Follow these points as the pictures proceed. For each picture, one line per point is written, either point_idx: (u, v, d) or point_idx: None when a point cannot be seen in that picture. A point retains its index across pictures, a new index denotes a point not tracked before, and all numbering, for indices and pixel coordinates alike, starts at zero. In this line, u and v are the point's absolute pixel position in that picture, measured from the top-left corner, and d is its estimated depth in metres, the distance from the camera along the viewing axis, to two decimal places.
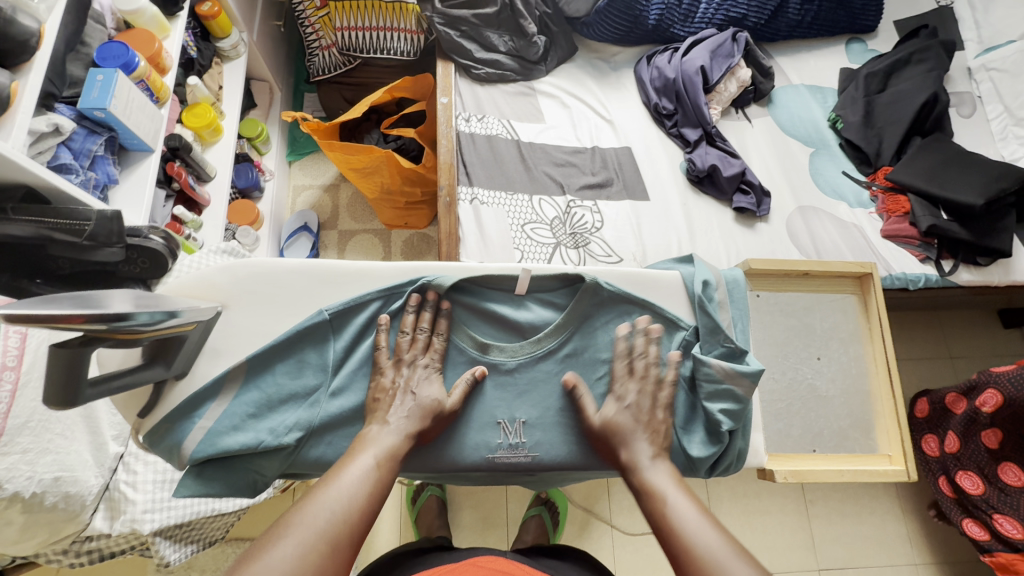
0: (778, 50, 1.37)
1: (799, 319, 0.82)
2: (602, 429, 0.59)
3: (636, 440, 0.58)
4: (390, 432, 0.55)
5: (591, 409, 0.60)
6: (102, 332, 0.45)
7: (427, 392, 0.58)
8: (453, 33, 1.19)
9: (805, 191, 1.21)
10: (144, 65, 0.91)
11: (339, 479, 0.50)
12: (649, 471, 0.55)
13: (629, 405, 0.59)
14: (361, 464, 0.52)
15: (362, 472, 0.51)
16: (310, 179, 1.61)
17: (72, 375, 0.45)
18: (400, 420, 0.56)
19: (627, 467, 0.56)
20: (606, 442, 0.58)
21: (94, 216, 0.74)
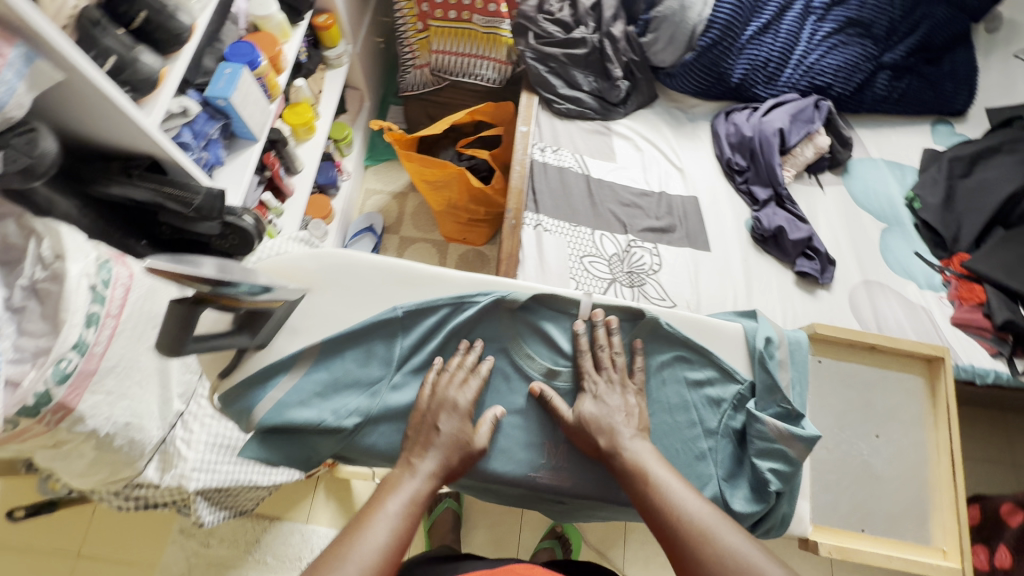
0: (860, 122, 1.36)
1: (859, 392, 0.80)
2: (577, 425, 0.60)
3: (614, 424, 0.59)
4: (417, 477, 0.55)
5: (563, 409, 0.61)
6: (208, 294, 0.51)
7: (448, 427, 0.58)
8: (542, 68, 1.25)
9: (873, 266, 1.18)
10: (264, 65, 1.00)
11: (367, 528, 0.50)
12: (631, 450, 0.57)
13: (601, 398, 0.61)
14: (389, 512, 0.52)
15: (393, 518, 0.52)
16: (381, 184, 1.70)
17: (183, 327, 0.50)
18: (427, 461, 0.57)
19: (606, 451, 0.58)
20: (585, 437, 0.59)
21: (203, 191, 0.81)
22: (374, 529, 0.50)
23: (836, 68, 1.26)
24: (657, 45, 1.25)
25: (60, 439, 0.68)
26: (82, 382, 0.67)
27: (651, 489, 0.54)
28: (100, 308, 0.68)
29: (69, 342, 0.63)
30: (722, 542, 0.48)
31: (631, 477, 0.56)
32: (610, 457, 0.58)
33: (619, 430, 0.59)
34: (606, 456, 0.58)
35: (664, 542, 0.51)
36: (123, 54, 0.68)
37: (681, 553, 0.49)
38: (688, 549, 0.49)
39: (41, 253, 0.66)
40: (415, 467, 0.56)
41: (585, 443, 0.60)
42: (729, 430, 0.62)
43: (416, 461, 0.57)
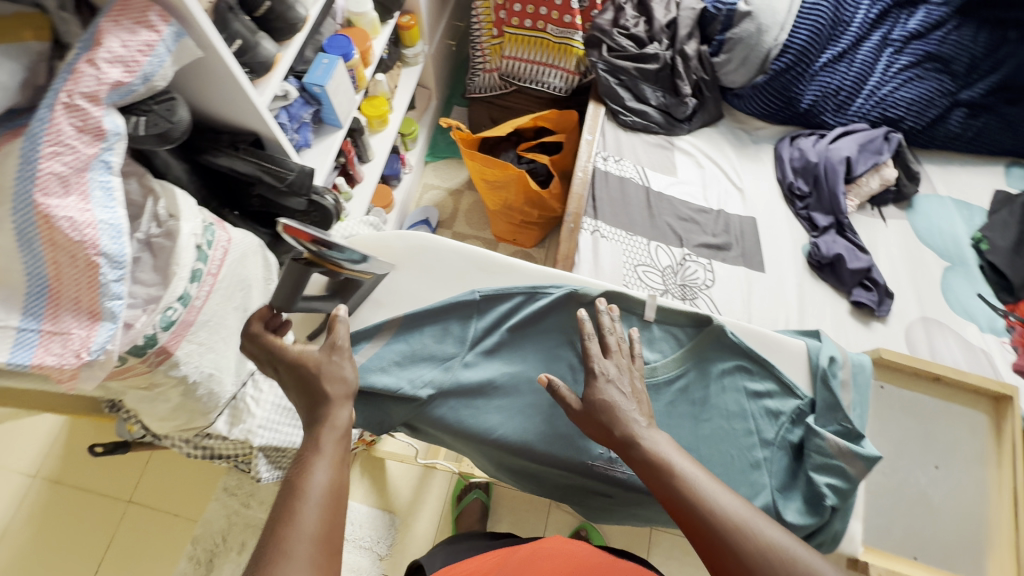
0: (929, 158, 1.34)
1: (922, 422, 0.79)
2: (586, 408, 0.58)
3: (626, 411, 0.57)
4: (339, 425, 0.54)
5: (571, 399, 0.59)
6: (317, 258, 0.56)
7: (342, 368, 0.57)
8: (612, 80, 1.29)
9: (932, 303, 1.16)
10: (356, 58, 1.08)
11: (310, 484, 0.49)
12: (648, 440, 0.55)
13: (614, 380, 0.59)
14: (325, 464, 0.51)
15: (326, 470, 0.50)
16: (439, 180, 1.76)
17: (297, 284, 0.58)
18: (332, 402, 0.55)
19: (624, 440, 0.55)
20: (596, 422, 0.57)
21: (297, 169, 0.88)
22: (312, 479, 0.49)
23: (910, 102, 1.25)
24: (729, 65, 1.28)
25: (154, 382, 0.75)
26: (182, 331, 0.73)
27: (680, 482, 0.52)
28: (203, 265, 0.75)
29: (176, 294, 0.70)
30: (764, 535, 0.48)
31: (653, 470, 0.54)
32: (628, 446, 0.55)
33: (626, 418, 0.57)
34: (622, 445, 0.56)
35: (702, 536, 0.49)
36: (247, 38, 0.75)
37: (722, 545, 0.49)
38: (725, 541, 0.48)
39: (157, 211, 0.73)
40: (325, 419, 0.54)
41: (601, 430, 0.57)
42: (786, 442, 0.63)
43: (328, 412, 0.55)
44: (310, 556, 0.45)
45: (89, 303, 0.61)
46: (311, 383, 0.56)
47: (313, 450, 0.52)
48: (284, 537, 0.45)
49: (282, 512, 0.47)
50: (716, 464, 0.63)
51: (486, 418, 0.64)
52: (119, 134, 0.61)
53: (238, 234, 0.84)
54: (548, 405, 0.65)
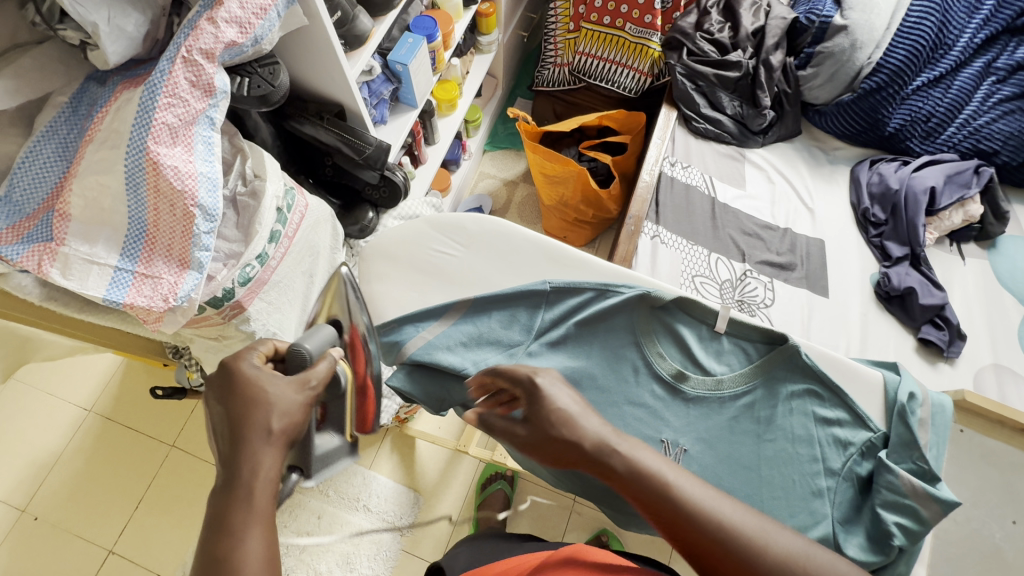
0: (1020, 197, 1.26)
1: (997, 473, 0.75)
2: (536, 431, 0.51)
3: (584, 420, 0.50)
4: (265, 472, 0.42)
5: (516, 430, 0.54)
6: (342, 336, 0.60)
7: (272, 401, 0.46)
8: (689, 85, 1.27)
9: (1008, 350, 1.09)
10: (439, 41, 1.09)
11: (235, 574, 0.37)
12: (609, 452, 0.48)
13: (561, 392, 0.53)
14: (253, 533, 0.39)
15: (258, 538, 0.39)
16: (495, 170, 1.77)
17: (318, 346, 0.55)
18: (252, 439, 0.43)
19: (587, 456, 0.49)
20: (553, 440, 0.50)
21: (375, 143, 0.89)
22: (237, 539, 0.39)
23: (1006, 138, 1.17)
24: (815, 80, 1.24)
25: (225, 334, 0.78)
26: (257, 288, 0.76)
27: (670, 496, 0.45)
28: (281, 227, 0.77)
29: (255, 252, 0.73)
30: (781, 544, 0.43)
31: (637, 482, 0.47)
32: (602, 457, 0.48)
33: (574, 438, 0.50)
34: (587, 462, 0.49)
35: (717, 555, 0.43)
36: (347, 11, 0.76)
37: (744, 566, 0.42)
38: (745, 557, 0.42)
39: (243, 171, 0.76)
40: (243, 457, 0.42)
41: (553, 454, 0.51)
42: (853, 474, 0.61)
43: (246, 448, 0.43)
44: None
45: (180, 252, 0.64)
46: (234, 421, 0.44)
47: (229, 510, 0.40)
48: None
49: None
50: (776, 486, 0.61)
51: None
52: (225, 92, 0.64)
53: (314, 201, 0.87)
54: (608, 405, 0.65)
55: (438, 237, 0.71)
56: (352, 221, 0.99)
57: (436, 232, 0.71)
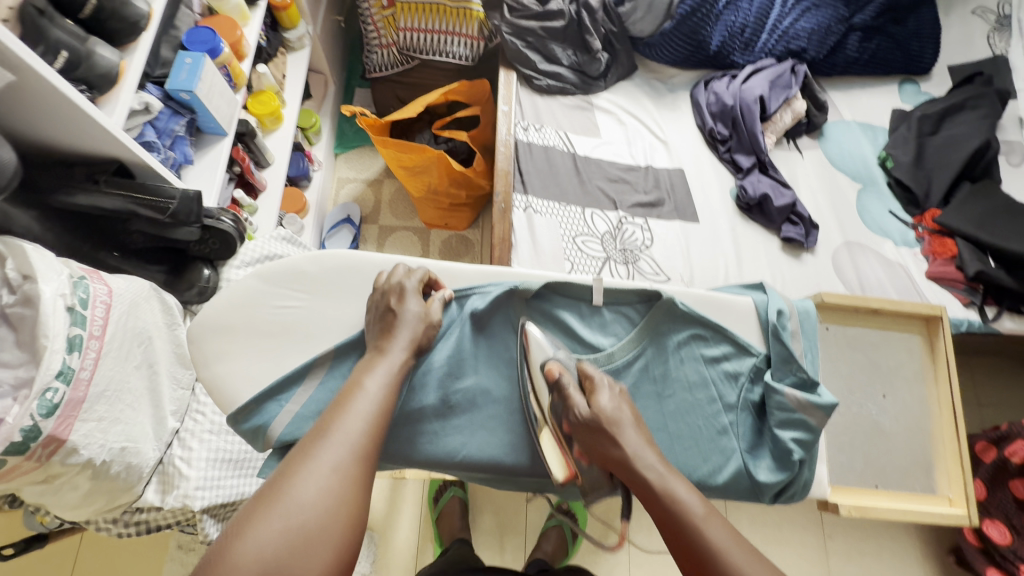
0: (833, 85, 1.39)
1: (866, 354, 0.83)
2: (591, 418, 0.55)
3: (624, 429, 0.54)
4: (397, 352, 0.55)
5: (579, 401, 0.56)
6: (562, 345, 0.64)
7: (411, 308, 0.58)
8: (519, 43, 1.21)
9: (853, 227, 1.22)
10: (227, 52, 0.93)
11: (349, 411, 0.49)
12: (654, 473, 0.52)
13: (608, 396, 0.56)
14: (380, 375, 0.52)
15: (384, 377, 0.52)
16: (354, 173, 1.64)
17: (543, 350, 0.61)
18: (397, 341, 0.55)
19: (620, 465, 0.53)
20: (598, 441, 0.54)
21: (178, 195, 0.76)
22: (365, 395, 0.50)
23: (811, 32, 1.28)
24: (636, 14, 1.23)
25: (54, 474, 0.63)
26: (72, 412, 0.61)
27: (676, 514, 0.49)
28: (82, 330, 0.62)
29: (52, 371, 0.58)
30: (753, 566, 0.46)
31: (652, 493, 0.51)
32: (627, 466, 0.52)
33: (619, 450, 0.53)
34: (621, 469, 0.53)
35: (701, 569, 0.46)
36: (76, 48, 0.61)
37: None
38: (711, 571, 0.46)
39: (6, 275, 0.59)
40: (385, 348, 0.54)
41: (597, 460, 0.55)
42: (748, 403, 0.63)
43: (386, 342, 0.55)
44: (342, 455, 0.46)
45: None
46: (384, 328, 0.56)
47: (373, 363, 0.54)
48: (322, 437, 0.46)
49: (328, 420, 0.48)
50: (686, 438, 0.62)
51: (447, 441, 0.60)
52: None
53: (121, 282, 0.72)
54: (511, 414, 0.62)
55: (274, 291, 0.61)
56: (185, 285, 0.86)
57: (269, 285, 0.61)
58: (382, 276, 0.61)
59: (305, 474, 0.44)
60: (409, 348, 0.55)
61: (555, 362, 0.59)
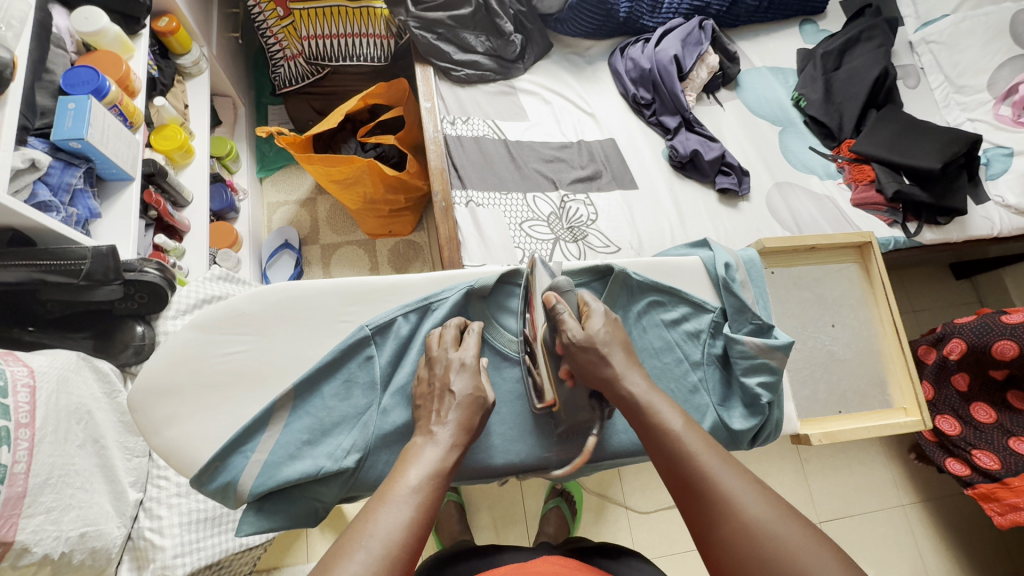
0: (739, 36, 1.44)
1: (810, 290, 0.88)
2: (585, 340, 0.56)
3: (612, 353, 0.57)
4: (436, 445, 0.50)
5: (571, 323, 0.57)
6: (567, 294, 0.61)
7: (462, 386, 0.54)
8: (429, 36, 1.17)
9: (780, 169, 1.28)
10: (115, 90, 0.85)
11: (383, 512, 0.44)
12: (636, 388, 0.55)
13: (602, 325, 0.58)
14: (416, 476, 0.48)
15: (424, 472, 0.48)
16: (284, 195, 1.57)
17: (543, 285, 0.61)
18: (444, 426, 0.52)
19: (607, 382, 0.56)
20: (586, 369, 0.56)
21: (89, 253, 0.70)
22: (404, 494, 0.46)
23: None
24: None
25: None
26: (13, 511, 0.56)
27: (658, 426, 0.52)
28: (7, 421, 0.56)
29: None
30: (724, 480, 0.47)
31: (634, 410, 0.54)
32: (611, 383, 0.55)
33: (605, 368, 0.56)
34: (606, 387, 0.56)
35: (677, 477, 0.49)
36: None
37: (692, 488, 0.48)
38: (691, 478, 0.48)
39: None
40: (435, 433, 0.51)
41: (585, 378, 0.57)
42: (713, 357, 0.65)
43: (436, 427, 0.52)
44: (375, 569, 0.40)
45: None
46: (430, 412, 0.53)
47: (408, 459, 0.50)
48: (356, 542, 0.42)
49: (361, 521, 0.44)
50: None
51: None
52: None
53: (42, 360, 0.65)
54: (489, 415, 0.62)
55: (216, 340, 0.57)
56: (119, 348, 0.78)
57: (209, 333, 0.57)
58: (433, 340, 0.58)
59: None
60: (459, 440, 0.51)
61: (556, 291, 0.60)
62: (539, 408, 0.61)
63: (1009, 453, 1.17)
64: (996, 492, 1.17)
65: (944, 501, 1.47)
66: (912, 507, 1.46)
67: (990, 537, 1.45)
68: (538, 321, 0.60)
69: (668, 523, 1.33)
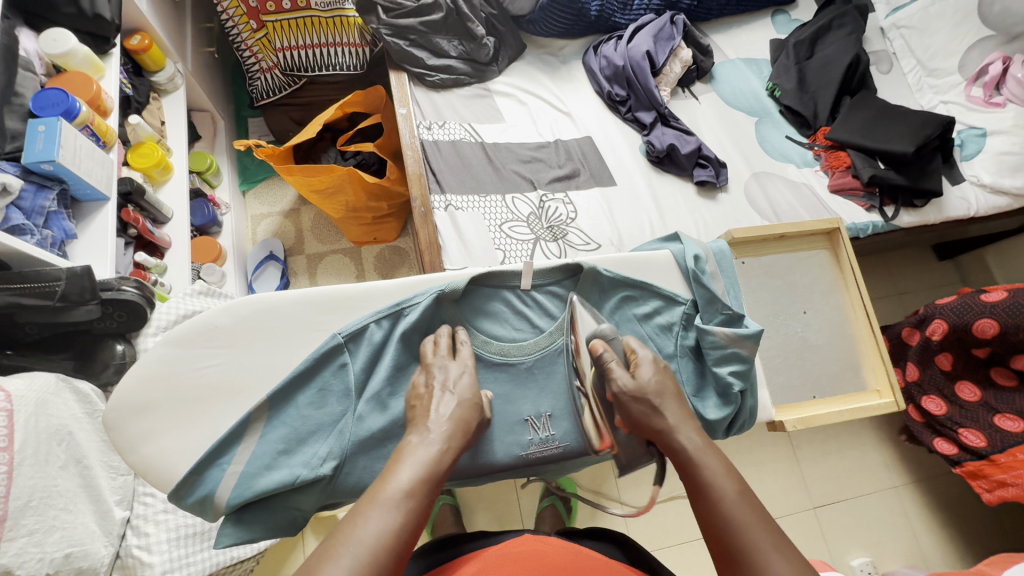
0: (712, 29, 1.46)
1: (781, 278, 0.89)
2: (634, 390, 0.58)
3: (666, 405, 0.58)
4: (429, 443, 0.52)
5: (617, 373, 0.59)
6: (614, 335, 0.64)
7: (463, 390, 0.57)
8: (402, 43, 1.18)
9: (757, 159, 1.29)
10: (85, 110, 0.85)
11: (369, 516, 0.46)
12: (691, 444, 0.55)
13: (650, 375, 0.59)
14: (404, 476, 0.49)
15: (412, 472, 0.49)
16: (267, 207, 1.57)
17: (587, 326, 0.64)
18: (438, 426, 0.53)
19: (661, 435, 0.56)
20: (637, 421, 0.58)
21: (64, 275, 0.70)
22: (393, 497, 0.47)
23: None
24: None
25: None
26: None
27: (711, 490, 0.51)
28: None
29: None
30: (767, 559, 0.45)
31: (686, 469, 0.54)
32: (665, 436, 0.56)
33: (659, 420, 0.57)
34: (660, 439, 0.56)
35: (720, 545, 0.48)
36: None
37: (733, 560, 0.47)
38: (739, 552, 0.47)
39: None
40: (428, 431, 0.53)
41: (639, 429, 0.59)
42: (686, 349, 0.66)
43: (429, 425, 0.54)
44: (359, 570, 0.42)
45: None
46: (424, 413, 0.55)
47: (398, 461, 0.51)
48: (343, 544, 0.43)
49: (349, 523, 0.45)
50: None
51: None
52: None
53: (19, 383, 0.65)
54: None
55: (188, 356, 0.57)
56: (100, 367, 0.79)
57: (182, 349, 0.57)
58: (428, 347, 0.60)
59: None
60: (453, 440, 0.53)
61: (597, 341, 0.62)
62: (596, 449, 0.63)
63: (994, 430, 1.18)
64: (983, 469, 1.19)
65: (936, 481, 1.48)
66: (905, 488, 1.47)
67: (982, 513, 1.47)
68: (584, 366, 0.62)
69: (663, 516, 1.34)
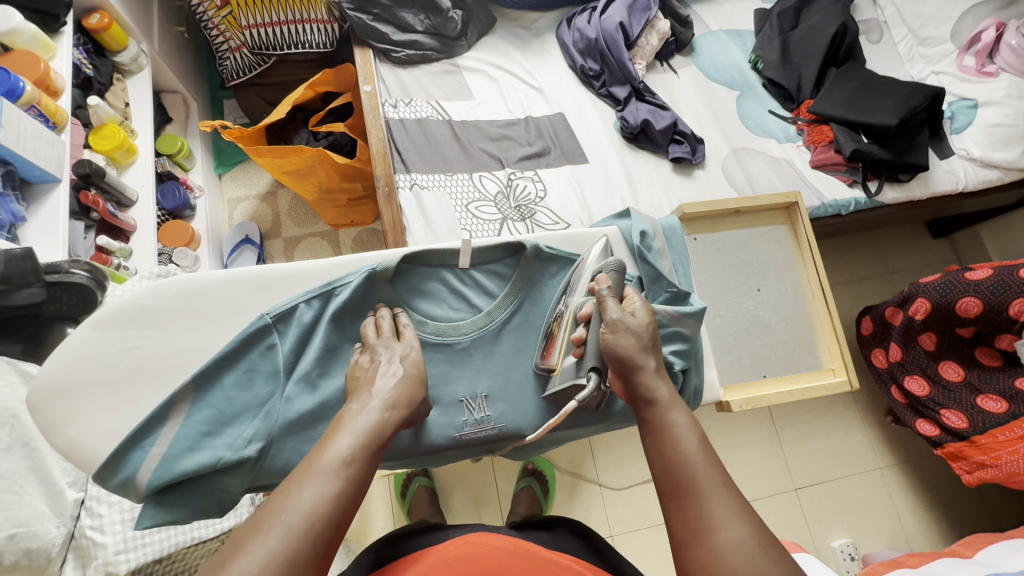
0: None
1: (736, 255, 0.87)
2: (617, 326, 0.55)
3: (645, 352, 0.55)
4: (369, 411, 0.50)
5: (610, 307, 0.56)
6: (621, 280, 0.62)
7: (406, 364, 0.55)
8: (365, 18, 1.13)
9: (736, 134, 1.25)
10: (31, 90, 0.84)
11: (303, 487, 0.43)
12: (660, 390, 0.53)
13: (636, 325, 0.55)
14: (342, 444, 0.47)
15: (350, 441, 0.47)
16: (243, 190, 1.56)
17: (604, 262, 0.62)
18: (378, 395, 0.52)
19: (631, 373, 0.54)
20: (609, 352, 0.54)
21: (2, 258, 0.70)
22: (330, 466, 0.45)
23: None
24: None
25: None
26: None
27: (671, 431, 0.49)
28: None
29: None
30: (712, 502, 0.44)
31: (650, 409, 0.52)
32: (634, 376, 0.54)
33: (642, 357, 0.54)
34: (629, 378, 0.54)
35: (665, 479, 0.47)
36: None
37: (675, 496, 0.46)
38: (683, 488, 0.46)
39: None
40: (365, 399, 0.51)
41: (609, 360, 0.56)
42: None
43: (368, 395, 0.52)
44: (290, 541, 0.39)
45: None
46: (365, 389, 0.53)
47: (335, 429, 0.48)
48: (273, 518, 0.41)
49: (281, 493, 0.42)
50: None
51: None
52: None
53: None
54: None
55: (114, 337, 0.56)
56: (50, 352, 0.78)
57: (107, 330, 0.56)
58: (369, 331, 0.58)
59: (245, 556, 0.38)
60: (394, 408, 0.51)
61: (604, 272, 0.59)
62: (541, 368, 0.62)
63: (976, 411, 1.15)
64: (964, 450, 1.17)
65: (920, 463, 1.46)
66: (889, 470, 1.45)
67: (966, 495, 1.45)
68: (576, 295, 0.61)
69: (641, 497, 1.33)
